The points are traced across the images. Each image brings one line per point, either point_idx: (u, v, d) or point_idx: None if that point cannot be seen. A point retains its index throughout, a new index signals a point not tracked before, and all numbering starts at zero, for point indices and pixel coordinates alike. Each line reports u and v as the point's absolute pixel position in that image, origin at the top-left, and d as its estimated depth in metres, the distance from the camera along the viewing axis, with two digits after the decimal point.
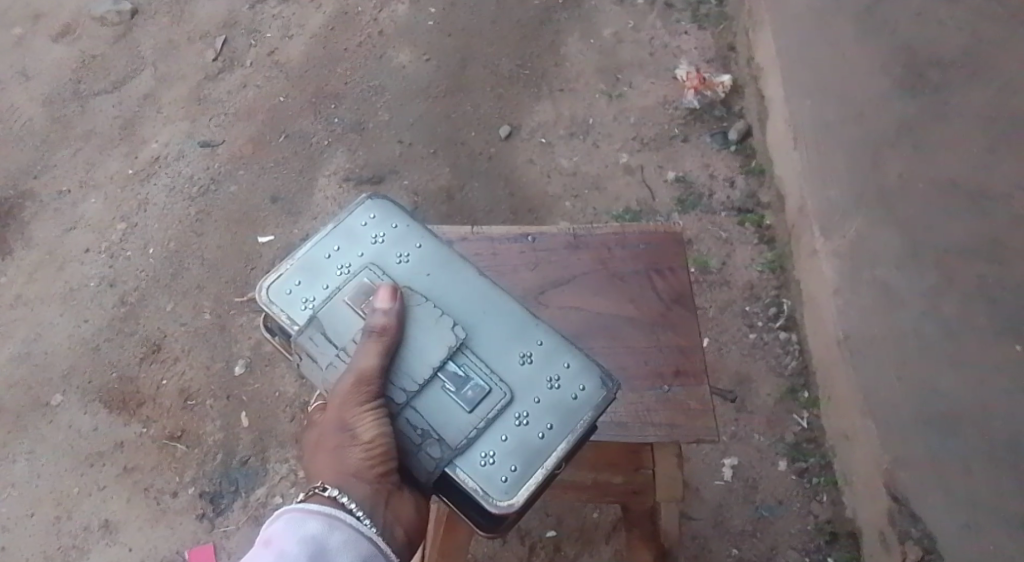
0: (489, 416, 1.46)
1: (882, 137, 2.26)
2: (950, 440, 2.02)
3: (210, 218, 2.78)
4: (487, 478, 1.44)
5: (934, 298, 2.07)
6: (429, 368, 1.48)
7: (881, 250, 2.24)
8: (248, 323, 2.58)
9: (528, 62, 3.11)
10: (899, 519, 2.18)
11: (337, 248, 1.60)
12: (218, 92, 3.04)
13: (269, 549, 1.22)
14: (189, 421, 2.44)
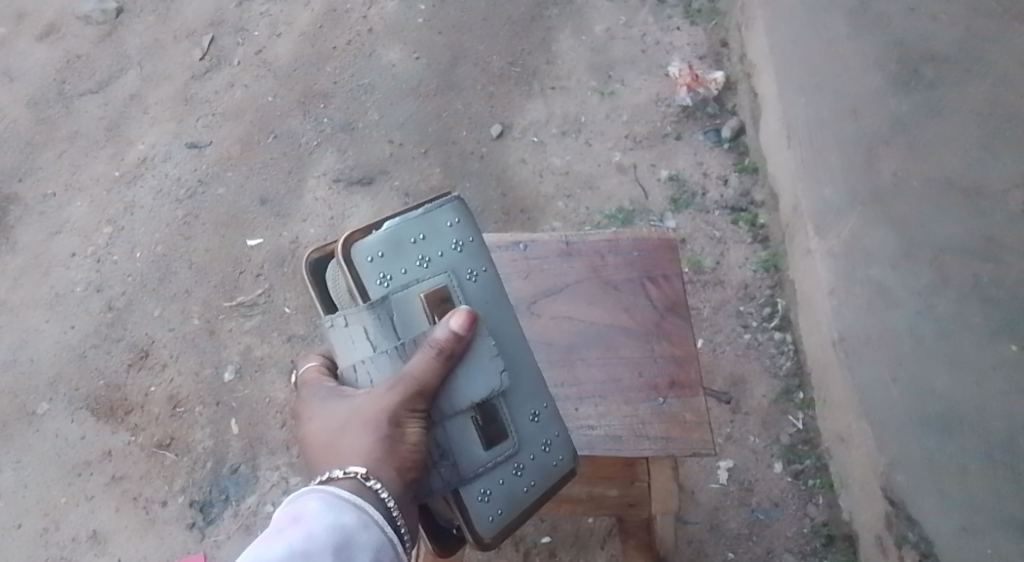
0: (499, 459, 1.43)
1: (875, 133, 2.31)
2: (947, 443, 2.00)
3: (197, 220, 2.74)
4: (477, 515, 1.41)
5: (927, 297, 2.11)
6: (471, 401, 1.41)
7: (876, 249, 2.22)
8: (237, 328, 2.55)
9: (518, 60, 3.07)
10: (896, 524, 2.06)
11: (423, 236, 1.44)
12: (205, 92, 3.00)
13: (298, 525, 1.20)
14: (179, 428, 2.41)
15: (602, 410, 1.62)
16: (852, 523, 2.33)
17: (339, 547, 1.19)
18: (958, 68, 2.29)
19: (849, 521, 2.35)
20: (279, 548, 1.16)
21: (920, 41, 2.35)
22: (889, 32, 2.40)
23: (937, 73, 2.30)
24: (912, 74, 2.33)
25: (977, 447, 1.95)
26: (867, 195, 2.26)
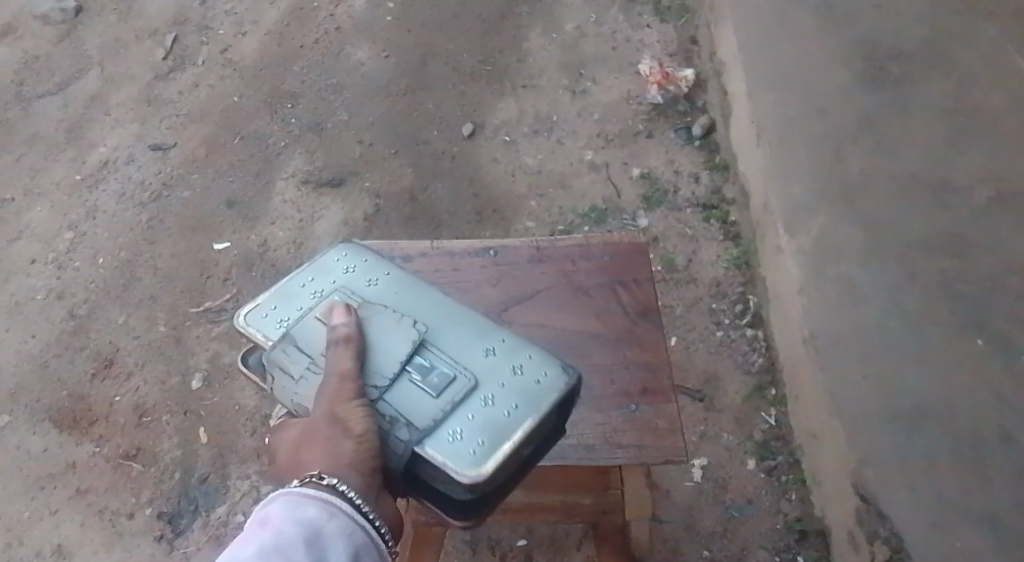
0: (455, 399, 1.37)
1: (844, 130, 2.26)
2: (914, 438, 1.97)
3: (162, 224, 2.68)
4: (456, 454, 1.33)
5: (895, 293, 2.05)
6: (397, 361, 1.40)
7: (842, 244, 2.19)
8: (205, 334, 2.49)
9: (489, 58, 3.07)
10: (867, 520, 2.05)
11: (311, 278, 1.54)
12: (169, 93, 2.97)
13: (266, 527, 1.18)
14: (145, 439, 2.35)
15: (574, 419, 1.60)
16: (825, 519, 2.28)
17: (309, 540, 1.18)
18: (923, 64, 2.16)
19: (821, 517, 2.29)
20: (249, 549, 1.14)
21: (891, 34, 2.25)
22: (857, 30, 2.27)
23: (903, 71, 2.19)
24: (876, 70, 2.25)
25: (947, 441, 1.89)
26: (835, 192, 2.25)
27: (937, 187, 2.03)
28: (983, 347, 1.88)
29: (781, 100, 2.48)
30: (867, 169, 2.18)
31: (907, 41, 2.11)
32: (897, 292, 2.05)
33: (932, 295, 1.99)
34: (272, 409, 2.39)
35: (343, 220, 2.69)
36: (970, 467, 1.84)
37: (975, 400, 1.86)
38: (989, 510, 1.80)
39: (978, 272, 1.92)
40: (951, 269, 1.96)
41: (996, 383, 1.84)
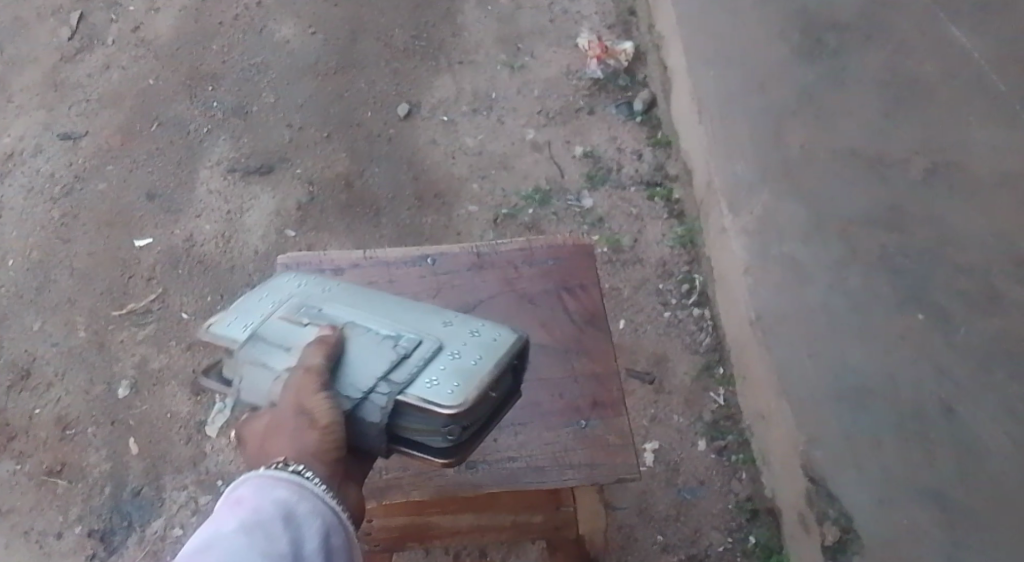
0: (423, 355, 1.30)
1: (784, 106, 2.23)
2: (859, 416, 1.89)
3: (77, 220, 2.53)
4: (434, 398, 1.26)
5: (841, 270, 2.00)
6: (363, 337, 1.33)
7: (787, 224, 2.13)
8: (130, 338, 2.36)
9: (422, 33, 2.95)
10: (816, 501, 1.95)
11: (267, 290, 1.45)
12: (76, 76, 2.81)
13: (240, 509, 1.09)
14: (71, 453, 2.22)
15: (522, 439, 1.52)
16: (775, 498, 2.22)
17: (286, 519, 1.09)
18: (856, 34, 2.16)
19: (771, 496, 2.24)
20: (228, 525, 1.06)
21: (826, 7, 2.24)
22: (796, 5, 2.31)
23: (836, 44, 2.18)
24: (814, 42, 2.22)
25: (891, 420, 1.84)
26: (776, 168, 2.19)
27: (872, 159, 2.02)
28: (922, 322, 1.84)
29: (722, 73, 2.42)
30: (808, 143, 2.15)
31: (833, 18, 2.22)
32: (841, 269, 2.00)
33: (872, 273, 1.95)
34: (207, 415, 2.26)
35: (275, 210, 2.56)
36: (913, 442, 1.80)
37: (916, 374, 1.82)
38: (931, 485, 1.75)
39: (914, 244, 1.90)
40: (891, 242, 1.93)
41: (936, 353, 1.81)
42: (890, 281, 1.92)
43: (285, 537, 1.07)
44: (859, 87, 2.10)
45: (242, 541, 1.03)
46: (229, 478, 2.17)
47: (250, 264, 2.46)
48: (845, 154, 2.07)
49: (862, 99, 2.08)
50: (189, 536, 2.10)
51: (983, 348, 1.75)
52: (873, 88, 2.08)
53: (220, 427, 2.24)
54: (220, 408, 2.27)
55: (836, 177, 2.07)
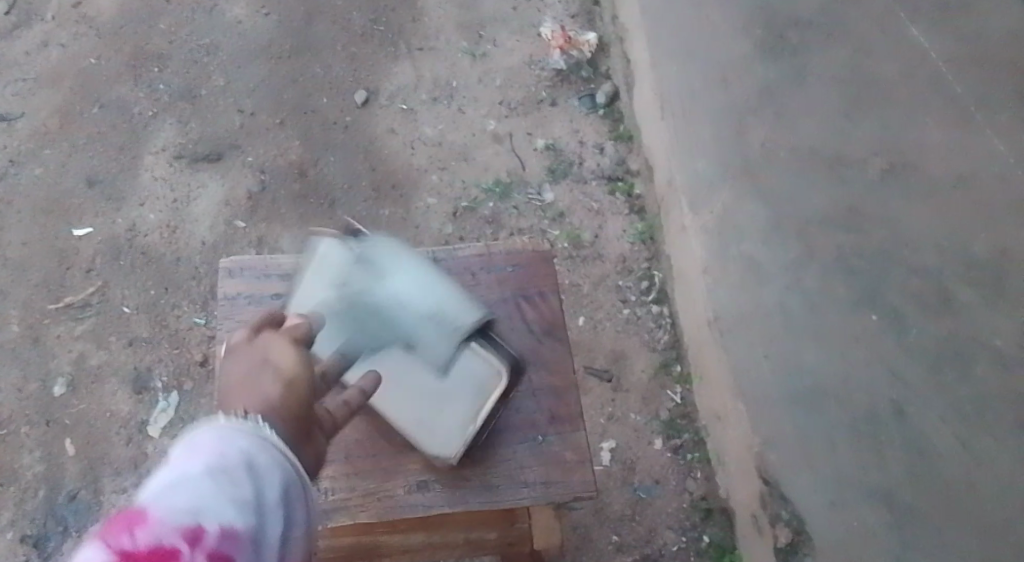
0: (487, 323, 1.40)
1: (743, 103, 2.17)
2: (813, 418, 1.88)
3: (12, 207, 2.40)
4: (476, 376, 1.42)
5: (798, 271, 1.97)
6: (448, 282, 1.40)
7: (746, 223, 2.09)
8: (67, 333, 2.24)
9: (381, 16, 2.84)
10: (771, 502, 1.97)
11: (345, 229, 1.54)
12: (13, 54, 2.66)
13: (203, 452, 1.01)
14: (3, 454, 2.11)
15: (477, 456, 1.47)
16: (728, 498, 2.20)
17: (252, 465, 1.03)
18: (822, 31, 2.12)
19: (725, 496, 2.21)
20: (196, 462, 1.00)
21: (786, 6, 2.19)
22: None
23: (799, 42, 2.13)
24: (776, 39, 2.17)
25: (848, 425, 1.82)
26: (738, 167, 2.14)
27: (830, 157, 1.99)
28: (879, 323, 1.83)
29: (687, 65, 2.35)
30: (768, 142, 2.10)
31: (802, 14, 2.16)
32: (798, 271, 1.97)
33: (829, 274, 1.92)
34: (149, 414, 2.16)
35: (224, 199, 2.45)
36: (869, 453, 1.77)
37: (871, 378, 1.80)
38: (886, 490, 1.74)
39: (872, 243, 1.88)
40: (846, 243, 1.92)
41: (891, 356, 1.79)
42: (848, 281, 1.90)
43: (251, 483, 1.01)
44: (820, 81, 2.08)
45: (209, 479, 0.98)
46: None
47: (197, 256, 2.36)
48: (806, 153, 2.03)
49: (817, 95, 2.06)
50: None
51: (936, 349, 1.75)
52: (842, 87, 2.04)
53: (162, 427, 2.15)
54: (163, 407, 2.17)
55: (794, 177, 2.03)
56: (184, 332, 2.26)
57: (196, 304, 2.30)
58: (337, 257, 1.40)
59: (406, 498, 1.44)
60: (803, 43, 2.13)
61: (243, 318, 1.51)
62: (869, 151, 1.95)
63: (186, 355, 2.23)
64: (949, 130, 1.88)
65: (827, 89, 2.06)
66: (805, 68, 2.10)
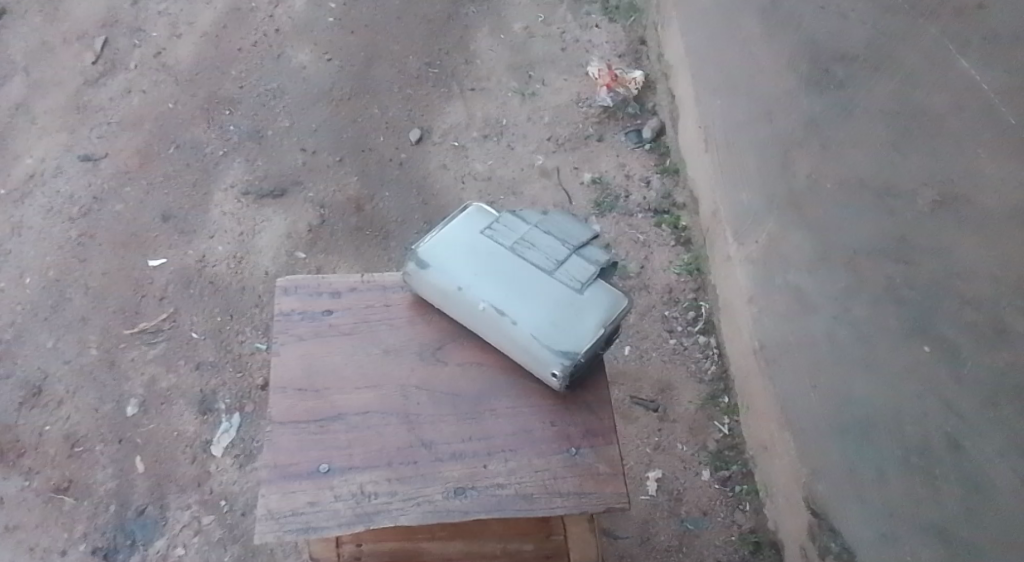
0: (598, 267, 1.59)
1: (790, 135, 2.17)
2: (866, 450, 1.91)
3: (93, 241, 2.57)
4: (597, 300, 1.56)
5: (843, 299, 1.98)
6: (566, 235, 1.62)
7: (793, 253, 2.15)
8: (139, 357, 2.38)
9: (436, 61, 3.01)
10: (819, 534, 2.05)
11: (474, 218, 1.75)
12: (99, 100, 2.86)
13: None
14: (78, 470, 2.22)
15: (512, 466, 1.51)
16: (778, 530, 2.20)
17: None
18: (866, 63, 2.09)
19: (774, 528, 2.21)
20: None
21: (832, 38, 2.03)
22: (801, 29, 2.14)
23: (847, 72, 1.98)
24: (823, 74, 2.05)
25: (896, 452, 1.82)
26: (785, 199, 2.19)
27: (874, 189, 1.88)
28: (929, 356, 1.73)
29: (730, 101, 2.45)
30: (813, 174, 2.09)
31: (849, 42, 1.97)
32: (849, 299, 1.96)
33: (879, 303, 1.88)
34: (213, 435, 2.28)
35: (287, 232, 2.59)
36: (921, 480, 1.76)
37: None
38: (937, 522, 1.73)
39: (921, 278, 1.75)
40: (899, 275, 1.81)
41: (942, 388, 1.70)
42: (898, 315, 1.82)
43: None
44: (867, 110, 1.92)
45: None
46: (233, 498, 2.20)
47: (261, 285, 2.50)
48: (852, 184, 1.95)
49: (864, 127, 1.92)
50: (190, 557, 2.12)
51: (989, 388, 1.59)
52: (896, 115, 1.83)
53: (225, 447, 2.27)
54: (226, 428, 2.29)
55: (839, 208, 1.99)
56: (246, 356, 2.39)
57: (259, 330, 2.44)
58: (477, 218, 1.64)
59: (444, 504, 1.46)
60: (850, 77, 1.97)
61: (296, 333, 1.61)
62: (920, 183, 1.76)
63: (249, 379, 2.36)
64: (1003, 166, 1.57)
65: (877, 119, 1.89)
66: (853, 102, 1.96)
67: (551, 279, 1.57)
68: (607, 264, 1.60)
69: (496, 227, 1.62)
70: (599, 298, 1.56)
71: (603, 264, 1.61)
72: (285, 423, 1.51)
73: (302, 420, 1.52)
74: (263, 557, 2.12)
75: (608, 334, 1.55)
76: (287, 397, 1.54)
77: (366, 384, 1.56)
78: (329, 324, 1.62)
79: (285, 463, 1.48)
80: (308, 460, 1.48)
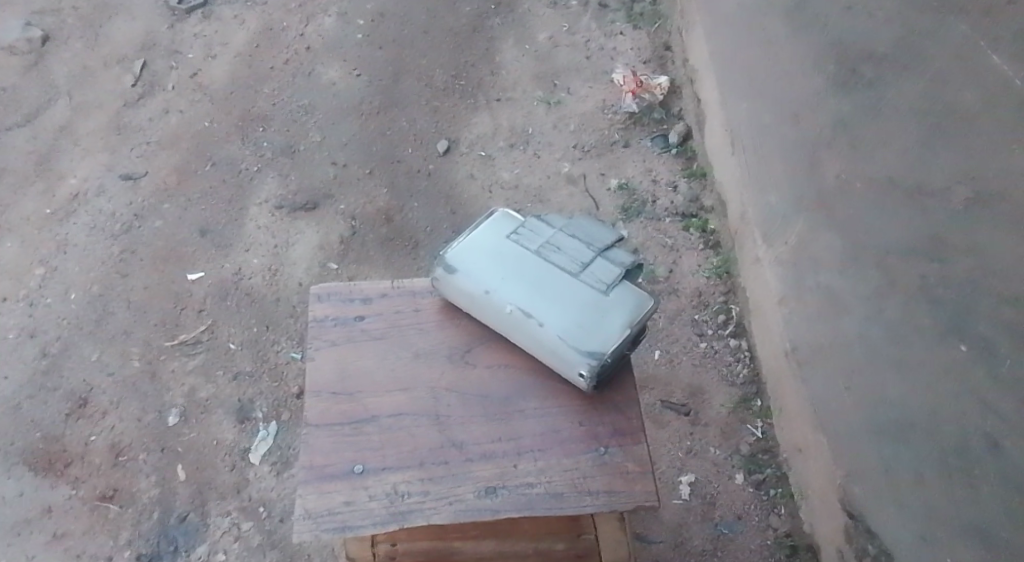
0: (623, 269, 1.63)
1: (818, 136, 2.20)
2: (900, 450, 1.91)
3: (134, 256, 2.65)
4: (622, 301, 1.60)
5: (875, 300, 1.99)
6: (591, 238, 1.66)
7: (822, 254, 2.17)
8: (180, 368, 2.45)
9: (462, 72, 3.07)
10: (856, 537, 2.05)
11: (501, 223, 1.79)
12: (138, 120, 2.95)
13: None
14: (122, 479, 2.28)
15: (542, 465, 1.54)
16: (815, 533, 2.21)
17: None
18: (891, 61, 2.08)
19: (811, 532, 2.22)
20: None
21: (858, 38, 2.06)
22: (827, 30, 2.17)
23: (874, 72, 2.01)
24: (849, 73, 2.08)
25: (930, 453, 1.83)
26: (813, 201, 2.21)
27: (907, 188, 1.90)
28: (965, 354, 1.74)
29: (756, 104, 2.47)
30: (843, 175, 2.11)
31: (874, 42, 2.00)
32: (879, 300, 1.97)
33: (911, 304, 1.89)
34: (250, 443, 2.34)
35: (319, 244, 2.65)
36: (956, 479, 1.77)
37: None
38: (974, 523, 1.73)
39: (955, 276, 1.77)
40: (931, 275, 1.82)
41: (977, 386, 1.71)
42: (931, 314, 1.83)
43: None
44: (895, 110, 1.94)
45: None
46: (271, 504, 2.26)
47: (295, 296, 2.57)
48: (882, 184, 1.97)
49: (893, 128, 1.94)
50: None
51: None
52: (923, 114, 1.86)
53: (262, 455, 2.32)
54: (263, 436, 2.35)
55: (870, 209, 2.01)
56: (282, 366, 2.45)
57: (293, 340, 2.49)
58: (503, 223, 1.69)
59: (475, 503, 1.49)
60: (877, 77, 1.99)
61: (330, 339, 1.66)
62: (952, 180, 1.77)
63: (284, 388, 2.42)
64: None
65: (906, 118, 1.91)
66: (881, 103, 1.98)
67: (576, 281, 1.61)
68: (632, 266, 1.64)
69: (522, 232, 1.67)
70: (624, 299, 1.60)
71: (628, 266, 1.64)
72: (321, 425, 1.56)
73: (337, 422, 1.56)
74: None
75: (634, 334, 1.58)
76: (322, 401, 1.59)
77: (398, 387, 1.60)
78: (361, 329, 1.67)
79: (323, 461, 1.52)
80: (343, 460, 1.52)
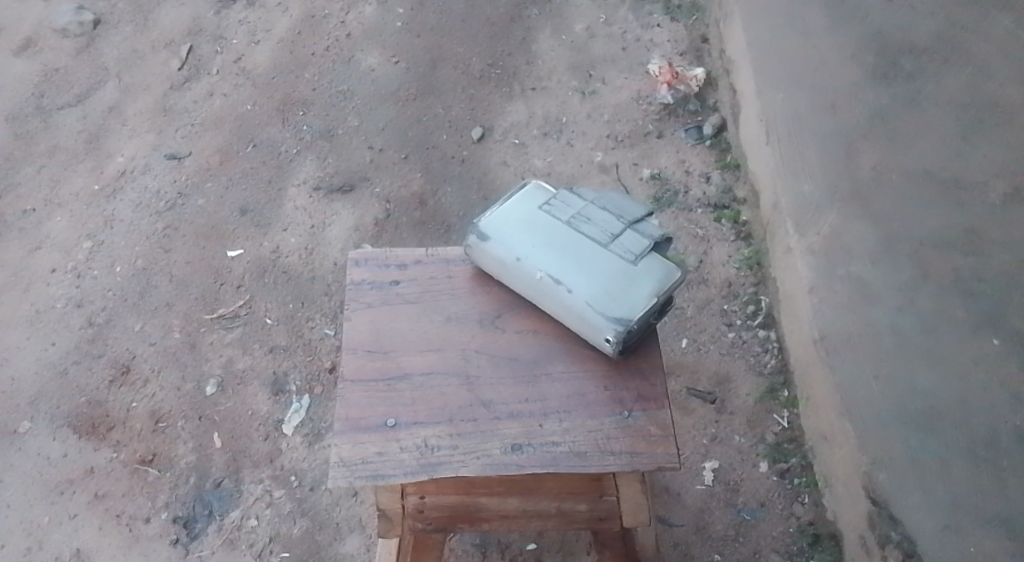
0: (653, 241, 1.68)
1: (854, 128, 2.23)
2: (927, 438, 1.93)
3: (177, 232, 2.74)
4: (652, 271, 1.64)
5: (910, 291, 2.01)
6: (624, 212, 1.72)
7: (855, 245, 2.19)
8: (218, 340, 2.53)
9: (498, 62, 3.14)
10: (879, 522, 2.05)
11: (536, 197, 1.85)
12: (184, 102, 3.05)
13: None
14: (161, 444, 2.37)
15: (567, 426, 1.59)
16: (837, 521, 2.21)
17: None
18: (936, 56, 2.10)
19: (833, 519, 2.22)
20: None
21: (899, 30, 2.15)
22: None
23: None
24: (889, 65, 2.16)
25: (960, 444, 1.84)
26: (847, 191, 2.24)
27: None
28: None
29: (793, 95, 2.50)
30: (879, 166, 2.14)
31: None
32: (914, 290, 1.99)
33: None
34: (284, 414, 2.40)
35: (354, 225, 2.73)
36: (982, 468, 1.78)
37: (989, 399, 1.81)
38: (1003, 514, 1.74)
39: None
40: None
41: None
42: None
43: None
44: None
45: None
46: (302, 474, 2.32)
47: (330, 275, 2.64)
48: None
49: None
50: (262, 529, 2.24)
51: None
52: None
53: (295, 426, 2.38)
54: (297, 408, 2.41)
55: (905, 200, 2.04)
56: (316, 341, 2.52)
57: (327, 317, 2.56)
58: (538, 195, 1.75)
59: (501, 458, 1.55)
60: (918, 68, 2.09)
61: (366, 301, 1.73)
62: None
63: (317, 362, 2.49)
64: None
65: None
66: None
67: (606, 252, 1.66)
68: (660, 239, 1.69)
69: (554, 203, 1.73)
70: (653, 270, 1.64)
71: (657, 239, 1.69)
72: (356, 381, 1.63)
73: (371, 377, 1.63)
74: (330, 531, 2.23)
75: (662, 302, 1.62)
76: (358, 358, 1.65)
77: (429, 348, 1.66)
78: (396, 293, 1.74)
79: (355, 412, 1.59)
80: (376, 414, 1.59)
